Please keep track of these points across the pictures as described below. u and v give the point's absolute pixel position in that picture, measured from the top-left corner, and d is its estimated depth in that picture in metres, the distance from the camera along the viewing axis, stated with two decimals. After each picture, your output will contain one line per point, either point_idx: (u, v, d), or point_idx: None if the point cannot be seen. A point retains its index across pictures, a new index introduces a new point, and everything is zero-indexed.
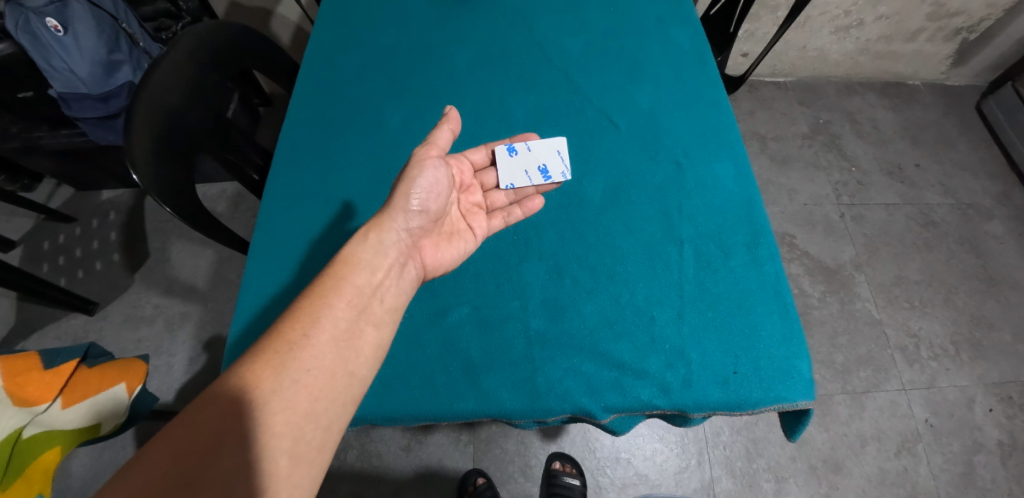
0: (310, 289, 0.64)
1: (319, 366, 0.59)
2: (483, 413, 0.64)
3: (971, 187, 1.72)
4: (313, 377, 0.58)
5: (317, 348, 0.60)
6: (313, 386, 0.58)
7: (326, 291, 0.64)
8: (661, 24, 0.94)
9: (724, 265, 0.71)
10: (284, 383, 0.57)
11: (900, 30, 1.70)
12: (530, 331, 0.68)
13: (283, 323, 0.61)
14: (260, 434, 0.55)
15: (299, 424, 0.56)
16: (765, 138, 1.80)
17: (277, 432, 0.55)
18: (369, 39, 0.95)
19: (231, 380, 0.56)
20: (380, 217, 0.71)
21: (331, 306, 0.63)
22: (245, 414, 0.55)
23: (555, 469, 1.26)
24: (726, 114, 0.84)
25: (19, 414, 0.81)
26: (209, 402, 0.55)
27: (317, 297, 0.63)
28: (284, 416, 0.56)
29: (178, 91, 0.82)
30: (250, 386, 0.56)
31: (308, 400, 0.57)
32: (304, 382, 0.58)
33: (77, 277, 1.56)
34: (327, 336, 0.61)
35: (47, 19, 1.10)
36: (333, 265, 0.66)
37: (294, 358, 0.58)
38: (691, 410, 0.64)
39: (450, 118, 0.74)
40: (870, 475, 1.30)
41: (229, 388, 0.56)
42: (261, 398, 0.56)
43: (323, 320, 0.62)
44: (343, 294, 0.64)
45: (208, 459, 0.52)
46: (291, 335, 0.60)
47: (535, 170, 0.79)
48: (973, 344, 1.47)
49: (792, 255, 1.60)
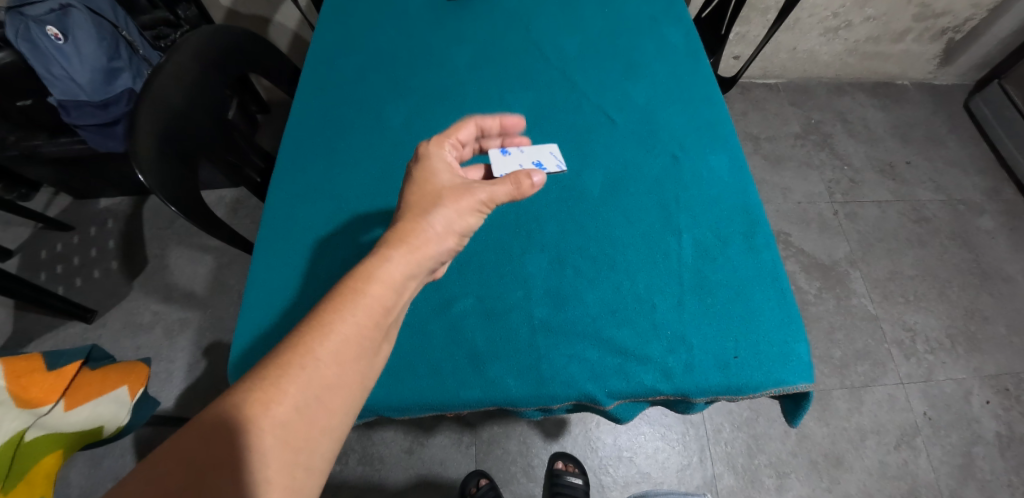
0: (331, 302, 0.58)
1: (340, 382, 0.56)
2: (489, 401, 0.65)
3: (961, 183, 1.75)
4: (332, 395, 0.55)
5: (341, 364, 0.56)
6: (332, 403, 0.55)
7: (349, 302, 0.58)
8: (654, 24, 0.96)
9: (722, 253, 0.72)
10: (302, 401, 0.53)
11: (888, 31, 1.74)
12: (533, 320, 0.69)
13: (306, 336, 0.56)
14: (275, 450, 0.52)
15: (318, 438, 0.54)
16: (757, 138, 1.83)
17: (293, 448, 0.53)
18: (368, 41, 0.97)
19: (248, 394, 0.53)
20: (416, 234, 0.62)
21: (354, 322, 0.57)
22: (261, 431, 0.52)
23: (558, 469, 1.26)
24: (720, 109, 0.85)
25: (21, 417, 0.80)
26: (225, 414, 0.52)
27: (337, 308, 0.57)
28: (301, 432, 0.53)
29: (180, 93, 0.83)
30: (266, 402, 0.52)
31: (326, 416, 0.55)
32: (324, 399, 0.54)
33: (75, 285, 1.56)
34: (352, 354, 0.56)
35: (47, 27, 1.12)
36: (358, 279, 0.59)
37: (315, 374, 0.54)
38: (693, 394, 0.65)
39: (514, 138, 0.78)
40: (871, 469, 1.31)
41: (244, 400, 0.52)
42: (281, 415, 0.52)
43: (349, 337, 0.56)
44: (370, 311, 0.58)
45: (226, 474, 0.50)
46: (315, 351, 0.55)
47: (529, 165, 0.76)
48: (968, 337, 1.49)
49: (788, 252, 1.62)
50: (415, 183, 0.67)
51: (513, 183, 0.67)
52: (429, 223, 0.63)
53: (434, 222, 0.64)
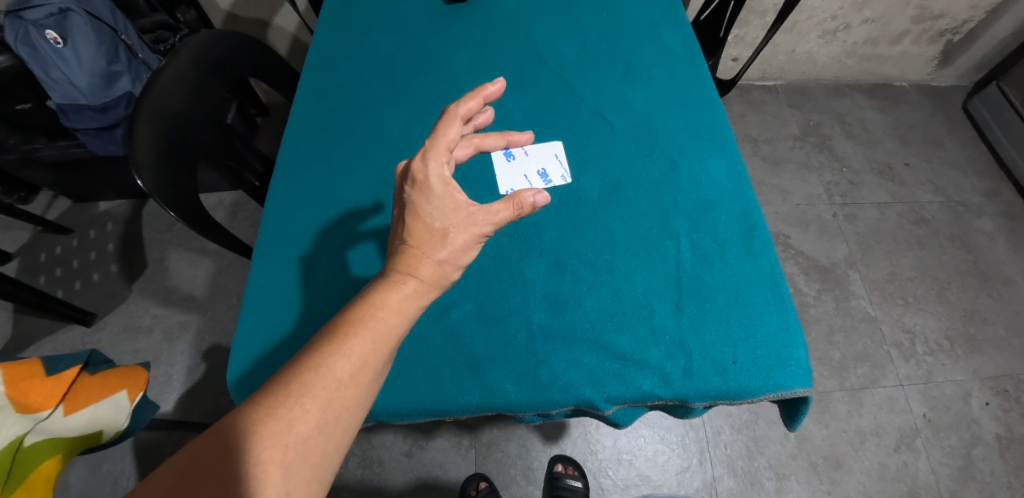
0: (345, 321, 0.56)
1: (354, 399, 0.55)
2: (487, 406, 0.65)
3: (960, 184, 1.75)
4: (347, 412, 0.54)
5: (359, 382, 0.55)
6: (347, 420, 0.54)
7: (363, 319, 0.56)
8: (652, 27, 0.96)
9: (720, 258, 0.72)
10: (318, 419, 0.52)
11: (886, 33, 1.74)
12: (532, 325, 0.69)
13: (323, 355, 0.54)
14: (293, 467, 0.51)
15: (331, 454, 0.53)
16: (756, 140, 1.83)
17: (311, 465, 0.52)
18: (367, 45, 0.97)
19: (266, 411, 0.51)
20: (419, 263, 0.60)
21: (369, 341, 0.56)
22: (279, 449, 0.50)
23: (558, 471, 1.26)
24: (718, 113, 0.86)
25: (20, 422, 0.80)
26: (243, 429, 0.50)
27: (351, 325, 0.56)
28: (318, 448, 0.52)
29: (179, 98, 0.84)
30: (281, 419, 0.51)
31: (341, 432, 0.54)
32: (339, 416, 0.53)
33: (74, 288, 1.56)
34: (369, 372, 0.56)
35: (46, 31, 1.12)
36: (373, 300, 0.57)
37: (334, 392, 0.53)
38: (692, 399, 0.65)
39: (516, 139, 0.73)
40: (871, 471, 1.31)
41: (262, 417, 0.51)
42: (300, 434, 0.51)
43: (368, 357, 0.55)
44: (385, 331, 0.57)
45: (239, 493, 0.49)
46: (333, 370, 0.54)
47: (535, 174, 0.82)
48: (967, 339, 1.49)
49: (787, 254, 1.62)
50: (410, 213, 0.62)
51: (516, 208, 0.62)
52: (435, 249, 0.60)
53: (439, 249, 0.60)
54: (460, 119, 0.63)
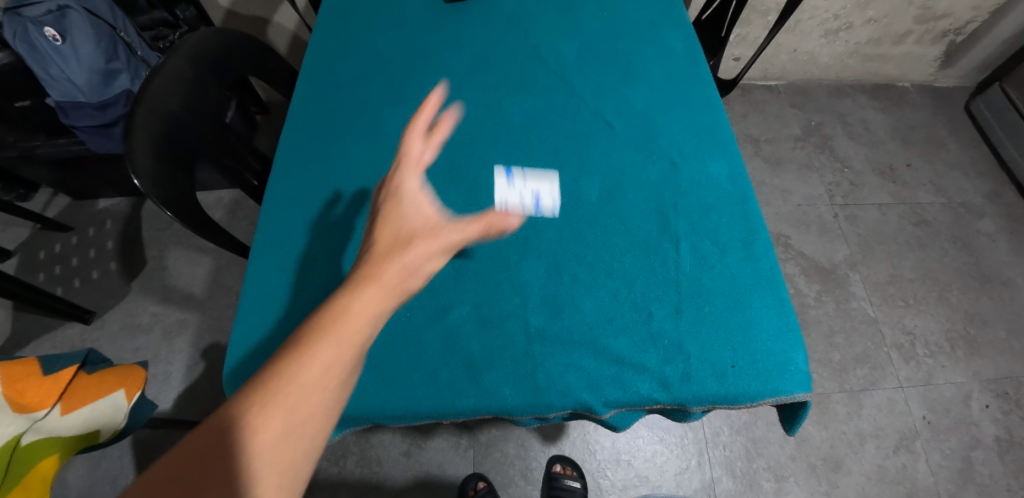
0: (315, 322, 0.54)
1: (322, 403, 0.52)
2: (484, 410, 0.65)
3: (962, 186, 1.75)
4: (315, 417, 0.51)
5: (326, 384, 0.52)
6: (316, 425, 0.51)
7: (332, 319, 0.54)
8: (653, 27, 0.96)
9: (720, 261, 0.72)
10: (282, 425, 0.49)
11: (889, 33, 1.73)
12: (530, 328, 0.68)
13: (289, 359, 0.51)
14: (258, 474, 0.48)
15: (300, 462, 0.50)
16: (758, 140, 1.82)
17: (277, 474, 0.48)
18: (366, 44, 0.97)
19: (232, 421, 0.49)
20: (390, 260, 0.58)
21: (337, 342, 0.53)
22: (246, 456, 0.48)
23: (556, 472, 1.26)
24: (719, 114, 0.85)
25: (16, 422, 0.81)
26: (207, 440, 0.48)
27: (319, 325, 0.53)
28: (286, 454, 0.49)
29: (177, 96, 0.83)
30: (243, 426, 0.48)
31: (310, 439, 0.51)
32: (306, 421, 0.50)
33: (74, 286, 1.56)
34: (339, 373, 0.53)
35: (44, 28, 1.11)
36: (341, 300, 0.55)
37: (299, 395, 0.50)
38: (690, 403, 0.65)
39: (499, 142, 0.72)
40: (870, 473, 1.30)
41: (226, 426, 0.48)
42: (264, 441, 0.48)
43: (336, 358, 0.53)
44: (354, 332, 0.54)
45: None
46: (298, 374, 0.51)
47: (531, 194, 0.77)
48: (968, 341, 1.48)
49: (787, 255, 1.61)
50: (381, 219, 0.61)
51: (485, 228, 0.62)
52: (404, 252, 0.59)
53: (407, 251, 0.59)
54: (420, 133, 0.66)
